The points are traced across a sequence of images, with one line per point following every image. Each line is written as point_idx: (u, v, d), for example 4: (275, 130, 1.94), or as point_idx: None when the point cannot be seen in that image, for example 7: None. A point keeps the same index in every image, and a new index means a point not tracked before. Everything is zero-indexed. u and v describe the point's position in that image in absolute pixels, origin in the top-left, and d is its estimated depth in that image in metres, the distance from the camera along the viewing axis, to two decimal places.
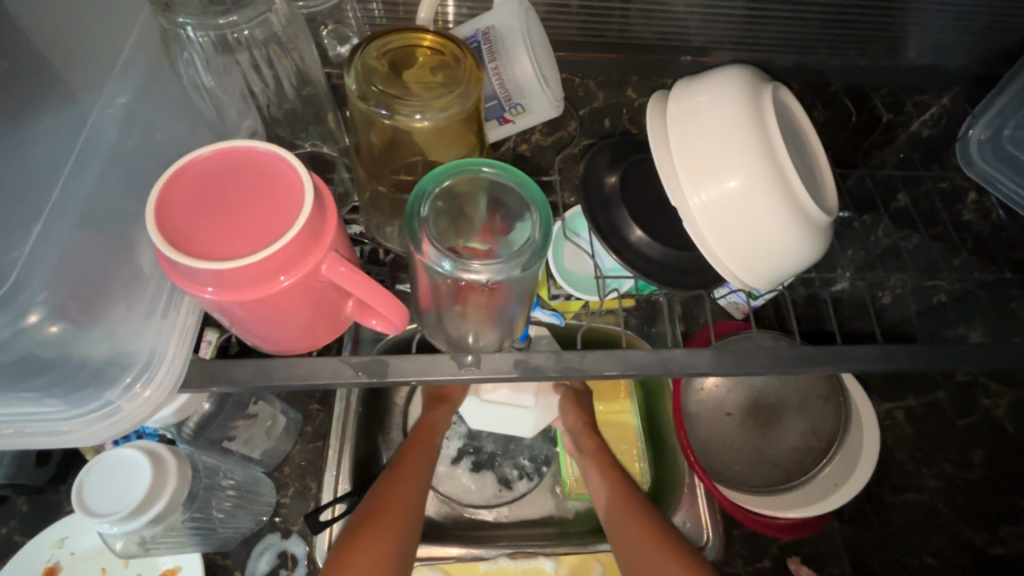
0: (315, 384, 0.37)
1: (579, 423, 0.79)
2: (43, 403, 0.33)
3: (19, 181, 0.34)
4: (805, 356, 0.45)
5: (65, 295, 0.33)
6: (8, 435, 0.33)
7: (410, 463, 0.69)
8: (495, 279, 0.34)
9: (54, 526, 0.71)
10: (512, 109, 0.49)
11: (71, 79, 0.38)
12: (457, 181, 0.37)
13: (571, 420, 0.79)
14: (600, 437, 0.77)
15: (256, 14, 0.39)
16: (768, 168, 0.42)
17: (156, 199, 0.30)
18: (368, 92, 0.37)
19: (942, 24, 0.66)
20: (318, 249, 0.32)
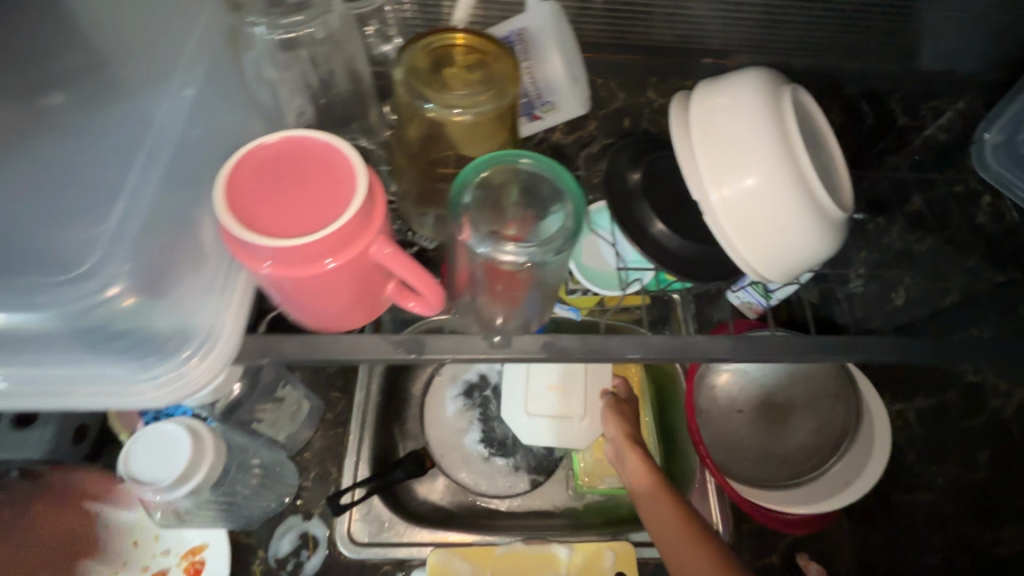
0: (358, 358, 0.40)
1: (623, 436, 0.75)
2: (112, 366, 0.36)
3: (107, 168, 0.38)
4: (821, 346, 0.46)
5: (142, 270, 0.36)
6: (84, 397, 0.36)
7: None
8: (530, 261, 0.37)
9: (89, 502, 0.74)
10: (542, 106, 0.52)
11: (143, 74, 0.41)
12: (495, 171, 0.39)
13: (613, 430, 0.76)
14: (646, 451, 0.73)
15: (317, 15, 0.44)
16: (785, 165, 0.44)
17: (224, 181, 0.33)
18: (414, 86, 0.40)
19: (957, 29, 0.68)
20: (368, 231, 0.35)
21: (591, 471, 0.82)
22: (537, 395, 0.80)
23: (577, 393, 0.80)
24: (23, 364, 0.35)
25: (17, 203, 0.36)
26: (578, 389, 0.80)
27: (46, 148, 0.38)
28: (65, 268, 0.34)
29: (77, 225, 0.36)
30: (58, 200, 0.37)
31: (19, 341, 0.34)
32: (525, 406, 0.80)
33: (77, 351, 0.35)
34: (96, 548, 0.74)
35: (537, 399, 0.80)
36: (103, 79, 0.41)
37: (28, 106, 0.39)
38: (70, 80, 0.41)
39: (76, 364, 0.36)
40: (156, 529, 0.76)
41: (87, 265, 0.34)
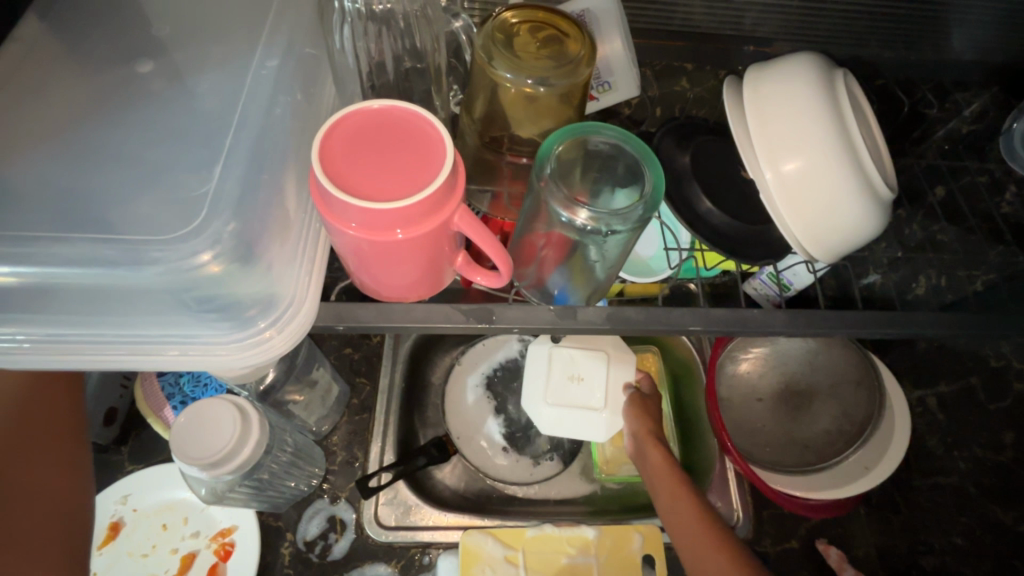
0: (436, 327, 0.44)
1: (645, 431, 0.71)
2: (202, 328, 0.38)
3: (200, 136, 0.39)
4: (870, 319, 0.50)
5: (236, 238, 0.36)
6: (173, 355, 0.37)
7: (53, 426, 0.52)
8: (609, 226, 0.39)
9: (119, 482, 0.74)
10: (599, 87, 0.54)
11: (233, 46, 0.43)
12: (574, 141, 0.41)
13: (633, 425, 0.72)
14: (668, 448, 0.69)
15: None
16: (840, 145, 0.46)
17: (319, 146, 0.34)
18: (494, 56, 0.41)
19: (988, 22, 0.70)
20: (452, 201, 0.36)
21: (611, 459, 0.85)
22: (558, 382, 0.75)
23: (598, 382, 0.74)
24: (119, 320, 0.37)
25: (114, 167, 0.38)
26: (600, 378, 0.74)
27: (139, 116, 0.40)
28: (163, 228, 0.36)
29: (171, 189, 0.37)
30: (152, 164, 0.38)
31: (117, 298, 0.36)
32: (546, 394, 0.75)
33: (174, 310, 0.37)
34: (123, 530, 0.72)
35: (558, 388, 0.75)
36: (193, 50, 0.43)
37: (121, 75, 0.41)
38: (168, 50, 0.43)
39: (168, 323, 0.37)
40: (185, 511, 0.74)
41: (185, 229, 0.36)
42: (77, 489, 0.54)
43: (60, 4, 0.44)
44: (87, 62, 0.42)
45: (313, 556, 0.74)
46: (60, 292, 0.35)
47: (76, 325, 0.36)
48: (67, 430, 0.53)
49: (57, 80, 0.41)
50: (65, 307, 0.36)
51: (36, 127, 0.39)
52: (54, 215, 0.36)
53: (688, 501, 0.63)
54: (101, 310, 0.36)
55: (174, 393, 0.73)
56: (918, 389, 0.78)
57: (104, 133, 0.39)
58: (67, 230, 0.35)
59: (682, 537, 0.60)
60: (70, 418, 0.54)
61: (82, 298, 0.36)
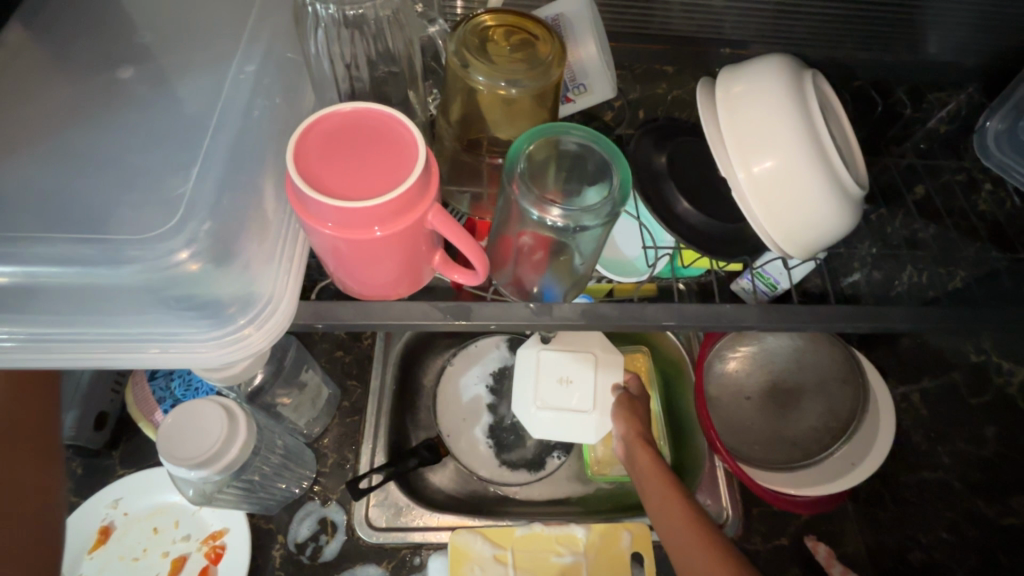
0: (413, 323, 0.44)
1: (634, 434, 0.71)
2: (183, 326, 0.38)
3: (182, 139, 0.40)
4: (843, 313, 0.51)
5: (214, 236, 0.37)
6: (154, 353, 0.38)
7: (17, 427, 0.52)
8: (580, 223, 0.40)
9: (109, 487, 0.74)
10: (575, 89, 0.55)
11: (213, 52, 0.44)
12: (543, 142, 0.42)
13: (622, 429, 0.72)
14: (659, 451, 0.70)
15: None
16: (808, 143, 0.47)
17: (293, 147, 0.35)
18: (467, 59, 0.42)
19: (957, 24, 0.72)
20: (425, 199, 0.36)
21: (602, 459, 0.85)
22: (547, 383, 0.75)
23: (587, 384, 0.75)
24: (99, 319, 0.38)
25: (97, 169, 0.39)
26: (589, 380, 0.75)
27: (122, 119, 0.41)
28: (141, 229, 0.37)
29: (152, 190, 0.38)
30: (133, 166, 0.39)
31: (98, 297, 0.37)
32: (536, 396, 0.75)
33: (155, 309, 0.38)
34: (114, 534, 0.72)
35: (547, 390, 0.75)
36: (173, 56, 0.44)
37: (104, 81, 0.42)
38: (149, 56, 0.44)
39: (148, 322, 0.38)
40: (176, 514, 0.74)
41: (164, 229, 0.36)
42: (46, 488, 0.54)
43: (42, 13, 0.45)
44: (72, 67, 0.43)
45: (304, 557, 0.74)
46: (42, 291, 0.36)
47: (60, 324, 0.37)
48: (31, 431, 0.53)
49: (40, 86, 0.41)
50: (48, 306, 0.37)
51: (18, 132, 0.39)
52: (37, 215, 0.37)
53: (676, 501, 0.63)
54: (81, 309, 0.37)
55: (164, 397, 0.73)
56: (903, 384, 0.78)
57: (87, 137, 0.40)
58: (50, 230, 0.36)
59: (672, 539, 0.61)
60: (39, 418, 0.54)
61: (63, 297, 0.37)
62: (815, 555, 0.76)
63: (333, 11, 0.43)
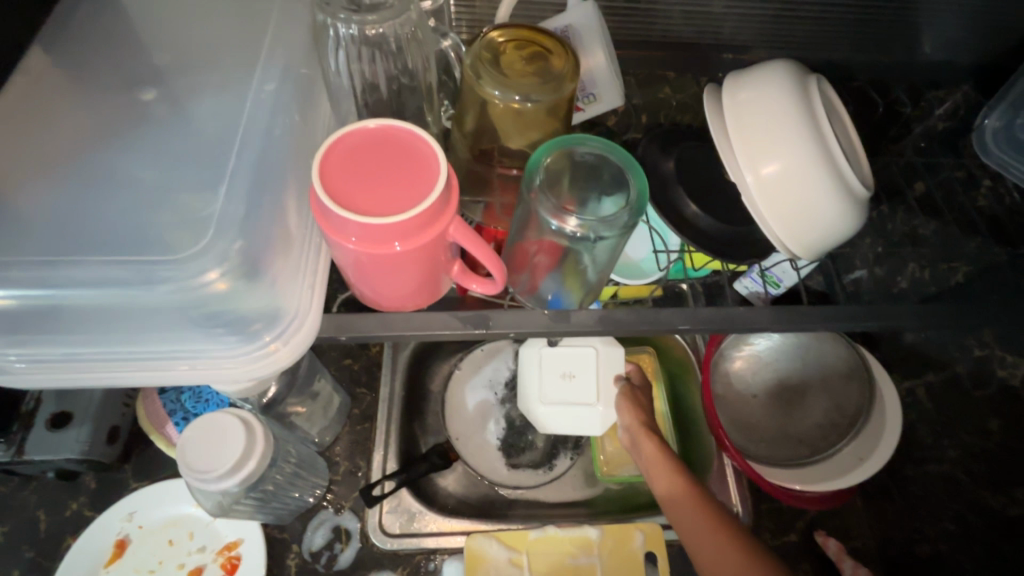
0: (433, 333, 0.45)
1: (638, 424, 0.72)
2: (211, 342, 0.39)
3: (205, 158, 0.41)
4: (851, 313, 0.52)
5: (241, 255, 0.37)
6: (183, 370, 0.39)
7: None
8: (595, 233, 0.41)
9: (124, 500, 0.74)
10: (586, 98, 0.56)
11: (232, 73, 0.45)
12: (559, 153, 0.43)
13: (627, 419, 0.73)
14: (663, 441, 0.69)
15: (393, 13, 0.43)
16: (815, 147, 0.48)
17: (318, 164, 0.36)
18: (481, 73, 0.43)
19: (954, 25, 0.73)
20: (446, 213, 0.37)
21: (610, 459, 0.86)
22: (551, 379, 0.77)
23: (589, 378, 0.76)
24: (129, 337, 0.38)
25: (123, 191, 0.40)
26: (590, 373, 0.76)
27: (147, 141, 0.42)
28: (170, 249, 0.37)
29: (178, 210, 0.39)
30: (160, 185, 0.40)
31: (127, 317, 0.38)
32: (541, 393, 0.77)
33: (184, 327, 0.38)
34: (129, 547, 0.72)
35: (550, 386, 0.76)
36: (194, 77, 0.45)
37: (126, 103, 0.43)
38: (168, 78, 0.45)
39: (177, 339, 0.39)
40: (191, 526, 0.75)
41: (192, 248, 0.37)
42: None
43: (61, 36, 0.45)
44: (92, 90, 0.43)
45: (320, 566, 0.75)
46: (73, 311, 0.37)
47: (93, 344, 0.38)
48: None
49: (66, 109, 0.42)
50: (81, 326, 0.38)
51: (46, 155, 0.40)
52: (66, 238, 0.37)
53: (685, 487, 0.63)
54: (112, 329, 0.38)
55: (175, 410, 0.74)
56: (908, 379, 0.78)
57: (113, 159, 0.41)
58: (80, 252, 0.37)
59: (689, 539, 0.59)
60: None
61: (95, 317, 0.37)
62: (825, 550, 0.75)
63: (356, 33, 0.43)
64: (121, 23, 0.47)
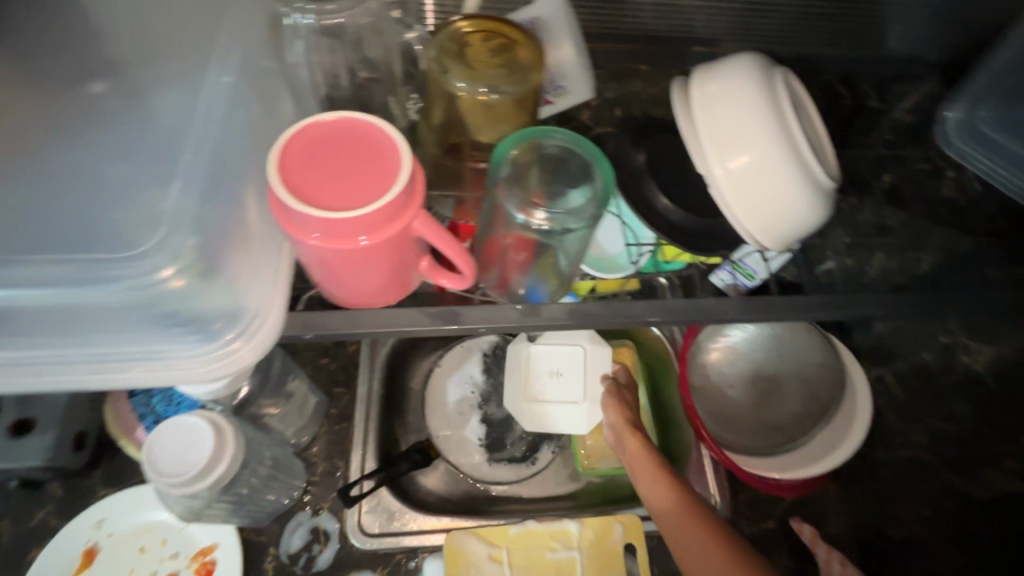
0: (402, 329, 0.44)
1: (623, 421, 0.71)
2: (169, 343, 0.38)
3: (159, 153, 0.39)
4: (818, 303, 0.53)
5: (196, 251, 0.36)
6: (139, 371, 0.38)
7: None
8: (561, 225, 0.41)
9: (93, 507, 0.72)
10: (554, 91, 0.56)
11: (187, 64, 0.43)
12: (524, 146, 0.43)
13: (611, 417, 0.73)
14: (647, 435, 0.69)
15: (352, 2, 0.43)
16: (780, 140, 0.48)
17: (276, 158, 0.35)
18: (446, 66, 0.43)
19: (918, 19, 0.75)
20: (410, 206, 0.36)
21: (590, 453, 0.84)
22: (539, 377, 0.78)
23: (577, 376, 0.77)
24: (83, 338, 0.37)
25: (73, 187, 0.38)
26: (578, 372, 0.77)
27: (98, 135, 0.40)
28: (122, 246, 0.36)
29: (130, 206, 0.38)
30: (112, 181, 0.39)
31: (80, 318, 0.36)
32: (528, 391, 0.78)
33: (139, 327, 0.37)
34: (98, 556, 0.70)
35: (538, 384, 0.77)
36: (149, 67, 0.43)
37: (76, 96, 0.42)
38: (120, 70, 0.43)
39: (133, 339, 0.38)
40: (163, 532, 0.73)
41: (145, 245, 0.36)
42: None
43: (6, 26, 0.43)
44: (37, 82, 0.42)
45: (298, 568, 0.74)
46: (21, 313, 0.35)
47: (44, 346, 0.37)
48: None
49: (11, 101, 0.40)
50: (31, 328, 0.36)
51: None
52: (9, 236, 0.36)
53: (669, 485, 0.64)
54: (63, 330, 0.37)
55: (146, 413, 0.71)
56: (877, 366, 0.80)
57: (62, 153, 0.39)
58: (27, 250, 0.35)
59: (673, 535, 0.60)
60: None
61: (45, 318, 0.36)
62: (800, 535, 0.75)
63: (312, 21, 0.44)
64: (70, 11, 0.45)
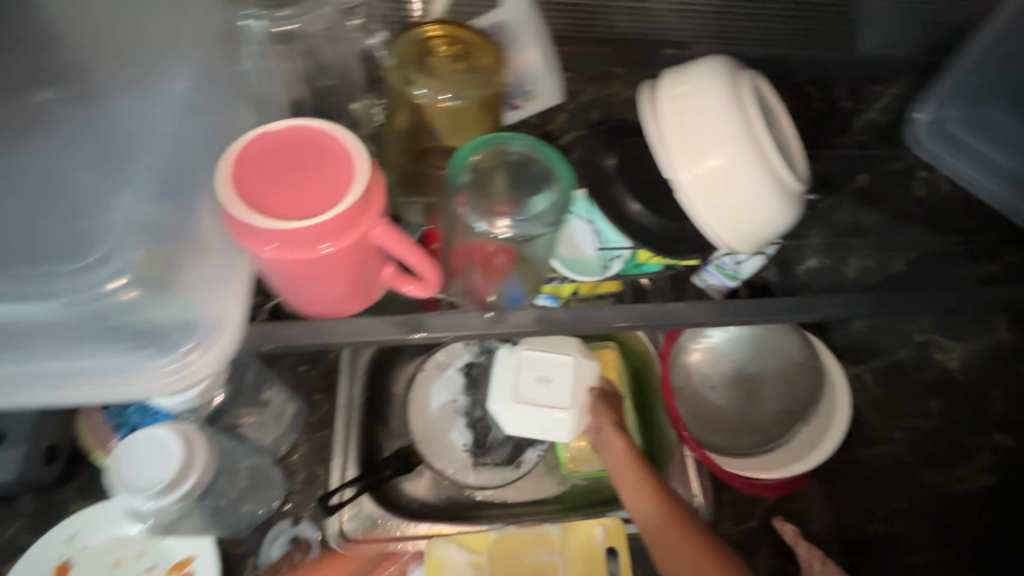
0: (364, 339, 0.44)
1: (610, 423, 0.72)
2: (120, 358, 0.37)
3: (110, 161, 0.39)
4: (786, 306, 0.53)
5: (145, 261, 0.36)
6: (91, 387, 0.37)
7: None
8: (519, 234, 0.42)
9: (65, 522, 0.70)
10: (521, 96, 0.58)
11: (140, 72, 0.43)
12: (484, 154, 0.43)
13: (598, 419, 0.73)
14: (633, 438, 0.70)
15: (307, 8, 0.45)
16: (746, 144, 0.48)
17: (228, 168, 0.34)
18: (407, 74, 0.44)
19: (886, 21, 0.76)
20: (368, 214, 0.36)
21: (575, 456, 0.84)
22: (526, 382, 0.75)
23: (566, 384, 0.74)
24: (31, 353, 0.37)
25: (18, 197, 0.37)
26: (567, 379, 0.75)
27: (46, 143, 0.39)
28: (70, 258, 0.35)
29: (78, 216, 0.37)
30: (59, 190, 0.38)
31: (32, 333, 0.36)
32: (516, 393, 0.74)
33: (90, 342, 0.37)
34: (72, 571, 0.69)
35: (525, 387, 0.74)
36: (100, 75, 0.43)
37: (24, 103, 0.41)
38: (71, 78, 0.42)
39: (84, 353, 0.37)
40: (138, 545, 0.70)
41: (94, 257, 0.35)
42: None
43: None
44: None
45: None
46: None
47: None
48: None
49: None
50: None
51: None
52: None
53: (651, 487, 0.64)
54: (11, 346, 0.36)
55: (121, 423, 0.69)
56: (855, 365, 0.79)
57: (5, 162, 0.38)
58: None
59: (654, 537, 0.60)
60: None
61: None
62: (782, 535, 0.76)
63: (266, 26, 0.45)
64: None
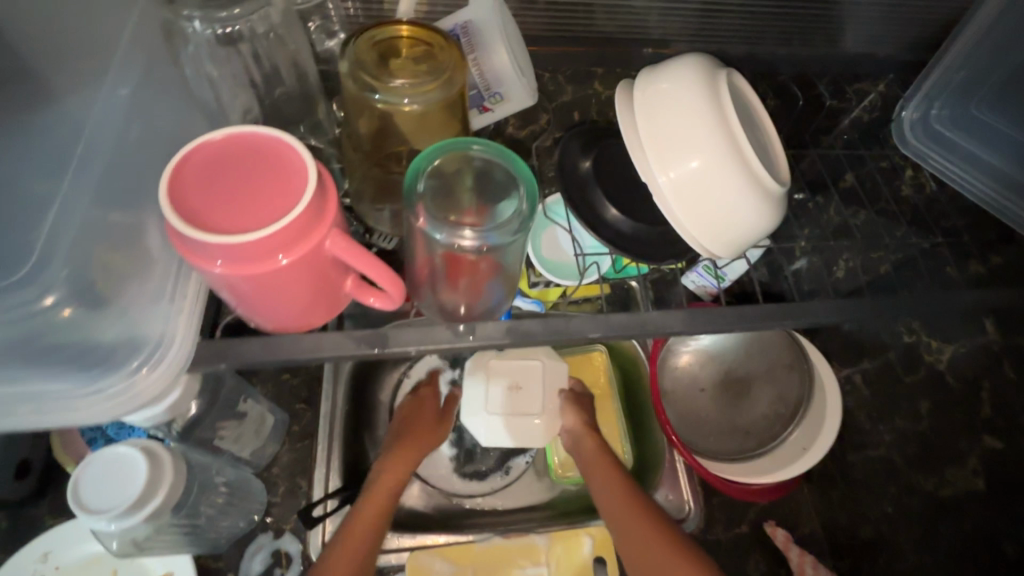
0: (325, 355, 0.42)
1: (582, 424, 0.71)
2: (60, 381, 0.37)
3: (44, 175, 0.39)
4: (768, 313, 0.51)
5: (81, 273, 0.37)
6: (29, 413, 0.37)
7: None
8: (487, 241, 0.39)
9: (36, 540, 0.67)
10: (492, 98, 0.55)
11: (75, 79, 0.43)
12: (446, 159, 0.41)
13: (570, 420, 0.72)
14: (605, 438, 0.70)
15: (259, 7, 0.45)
16: (724, 146, 0.47)
17: (168, 180, 0.33)
18: (363, 78, 0.41)
19: (868, 18, 0.74)
20: (321, 225, 0.34)
21: (564, 461, 0.81)
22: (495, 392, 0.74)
23: (535, 390, 0.74)
24: None
25: None
26: (536, 385, 0.74)
27: None
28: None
29: (11, 233, 0.37)
30: None
31: None
32: (486, 404, 0.73)
33: (25, 365, 0.36)
34: None
35: (494, 398, 0.73)
36: (34, 83, 0.42)
37: None
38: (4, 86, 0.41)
39: (19, 377, 0.36)
40: (113, 562, 0.69)
41: (26, 271, 0.35)
42: None
43: None
44: None
45: None
46: None
47: None
48: None
49: None
50: None
51: None
52: None
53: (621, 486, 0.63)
54: None
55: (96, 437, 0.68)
56: (846, 367, 0.78)
57: None
58: None
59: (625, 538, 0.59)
60: None
61: None
62: (773, 539, 0.74)
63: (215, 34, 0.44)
64: None
